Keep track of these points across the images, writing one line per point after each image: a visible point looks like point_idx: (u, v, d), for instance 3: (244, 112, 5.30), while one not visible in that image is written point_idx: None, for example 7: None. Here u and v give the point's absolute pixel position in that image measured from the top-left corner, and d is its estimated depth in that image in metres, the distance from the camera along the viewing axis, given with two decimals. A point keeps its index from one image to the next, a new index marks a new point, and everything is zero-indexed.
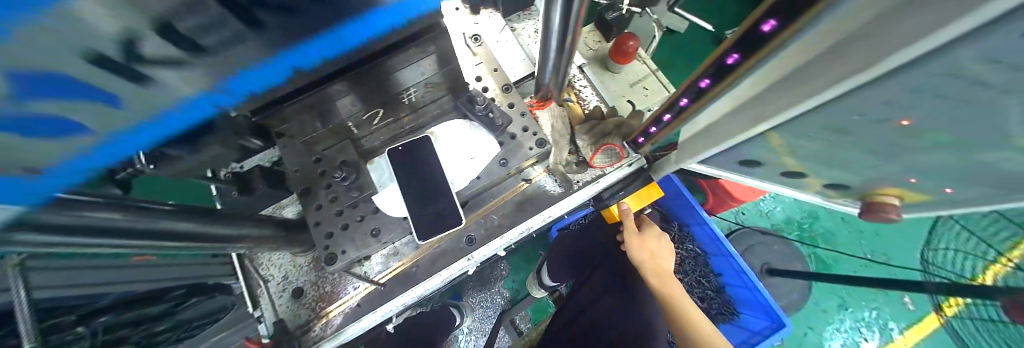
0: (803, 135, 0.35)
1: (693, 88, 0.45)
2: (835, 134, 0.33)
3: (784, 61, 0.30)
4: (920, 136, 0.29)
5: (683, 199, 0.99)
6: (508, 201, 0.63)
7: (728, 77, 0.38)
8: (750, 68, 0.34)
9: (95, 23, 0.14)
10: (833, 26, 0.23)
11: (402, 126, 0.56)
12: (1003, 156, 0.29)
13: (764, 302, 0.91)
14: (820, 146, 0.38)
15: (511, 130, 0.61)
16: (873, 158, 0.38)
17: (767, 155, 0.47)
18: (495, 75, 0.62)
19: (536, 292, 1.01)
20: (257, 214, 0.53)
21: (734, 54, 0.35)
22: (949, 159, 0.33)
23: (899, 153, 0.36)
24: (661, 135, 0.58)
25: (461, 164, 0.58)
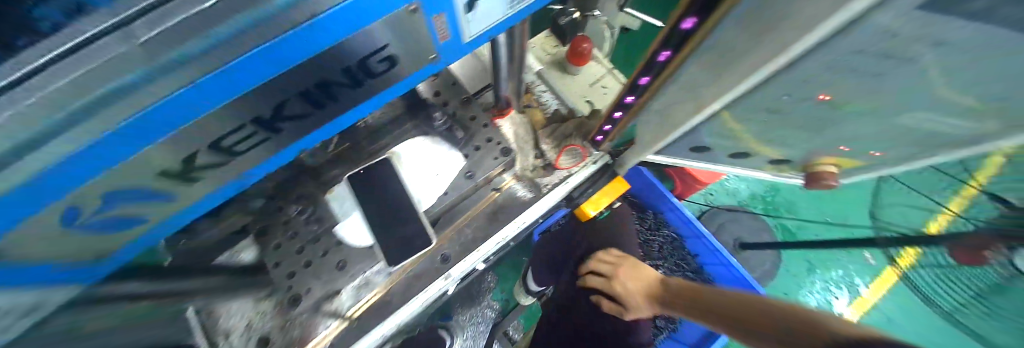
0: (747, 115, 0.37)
1: (636, 85, 0.48)
2: (772, 113, 0.35)
3: (705, 57, 0.32)
4: (844, 109, 0.31)
5: (653, 188, 1.03)
6: (479, 213, 0.62)
7: (661, 75, 0.41)
8: (679, 63, 0.36)
9: (170, 142, 0.22)
10: (738, 23, 0.25)
11: (360, 151, 0.56)
12: (916, 122, 0.32)
13: (740, 276, 0.95)
14: (763, 124, 0.40)
15: (475, 141, 0.60)
16: (806, 134, 0.41)
17: (720, 138, 0.49)
18: (454, 88, 0.61)
19: (524, 299, 1.00)
20: (213, 263, 0.51)
21: (664, 52, 0.37)
22: (875, 128, 0.36)
23: (828, 129, 0.39)
24: (616, 132, 0.60)
25: (427, 182, 0.57)
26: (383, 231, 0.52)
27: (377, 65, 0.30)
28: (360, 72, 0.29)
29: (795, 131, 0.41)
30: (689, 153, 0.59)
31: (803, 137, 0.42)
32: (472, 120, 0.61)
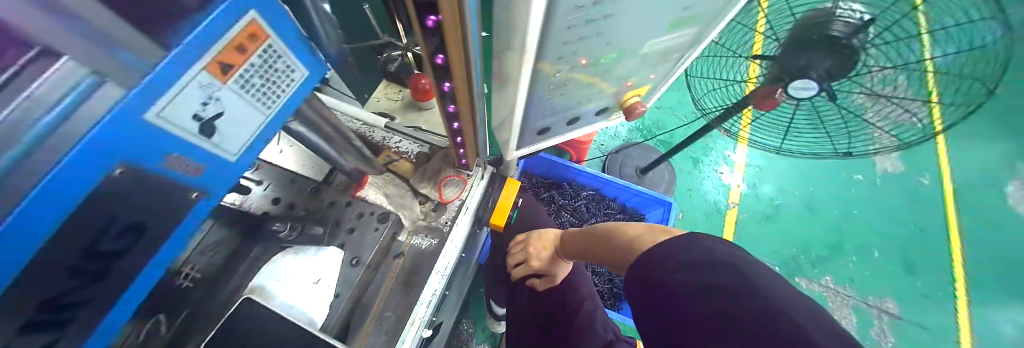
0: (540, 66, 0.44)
1: (449, 113, 0.52)
2: (551, 58, 0.44)
3: (468, 66, 0.39)
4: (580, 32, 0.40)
5: (557, 164, 1.14)
6: (390, 289, 0.57)
7: (461, 96, 0.46)
8: (461, 85, 0.43)
9: None
10: (452, 29, 0.31)
11: (217, 304, 0.48)
12: (632, 22, 0.43)
13: (651, 196, 1.09)
14: (559, 70, 0.48)
15: (347, 223, 0.59)
16: (585, 79, 0.54)
17: (550, 101, 0.56)
18: (295, 186, 0.59)
19: (500, 326, 0.97)
20: None
21: (444, 83, 0.44)
22: (621, 39, 0.46)
23: (591, 71, 0.52)
24: (471, 152, 0.62)
25: (307, 295, 0.50)
26: None
27: (118, 243, 0.26)
28: (96, 262, 0.25)
29: (578, 80, 0.53)
30: (538, 138, 0.68)
31: (586, 81, 0.55)
32: (331, 205, 0.60)
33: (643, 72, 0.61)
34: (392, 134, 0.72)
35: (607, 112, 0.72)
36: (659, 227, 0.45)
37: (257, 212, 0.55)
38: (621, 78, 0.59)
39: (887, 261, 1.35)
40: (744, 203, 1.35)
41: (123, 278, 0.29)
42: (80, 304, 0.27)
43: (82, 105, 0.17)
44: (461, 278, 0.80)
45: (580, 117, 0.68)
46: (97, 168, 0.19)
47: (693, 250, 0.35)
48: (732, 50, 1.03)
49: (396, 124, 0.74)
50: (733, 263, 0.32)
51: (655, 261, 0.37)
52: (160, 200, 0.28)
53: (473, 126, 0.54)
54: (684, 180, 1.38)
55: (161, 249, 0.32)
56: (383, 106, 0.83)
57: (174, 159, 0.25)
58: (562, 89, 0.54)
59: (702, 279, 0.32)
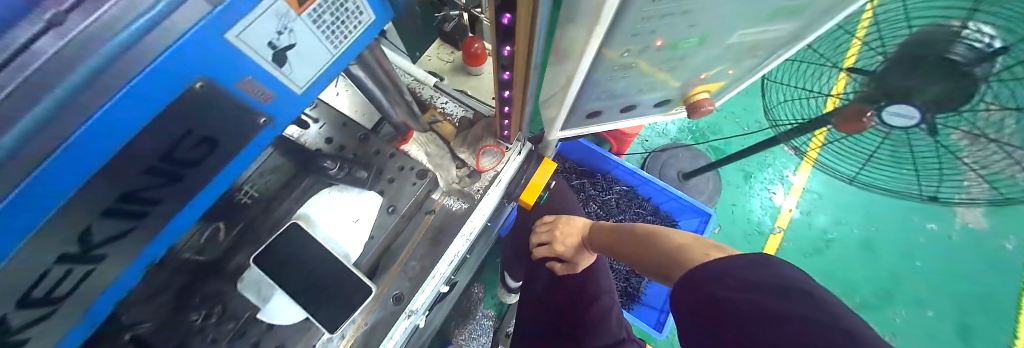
0: (614, 43, 0.39)
1: (502, 81, 0.50)
2: (630, 36, 0.39)
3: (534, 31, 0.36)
4: (667, 9, 0.35)
5: (594, 153, 1.10)
6: (419, 241, 0.60)
7: (518, 63, 0.44)
8: (522, 51, 0.41)
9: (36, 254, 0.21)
10: None
11: (267, 224, 0.53)
12: (728, 7, 0.37)
13: (689, 204, 1.04)
14: (631, 50, 0.43)
15: (388, 173, 0.60)
16: (652, 65, 0.49)
17: (609, 85, 0.53)
18: (345, 129, 0.60)
19: (509, 298, 1.01)
20: None
21: (505, 48, 0.41)
22: (709, 23, 0.40)
23: (664, 56, 0.47)
24: (515, 124, 0.61)
25: (347, 231, 0.55)
26: (322, 297, 0.48)
27: (192, 151, 0.28)
28: (172, 166, 0.27)
29: (646, 65, 0.49)
30: (586, 122, 0.66)
31: (655, 67, 0.50)
32: (376, 154, 0.60)
33: (715, 67, 0.55)
34: (440, 94, 0.73)
35: (666, 104, 0.66)
36: (707, 241, 0.43)
37: (313, 145, 0.58)
38: (694, 67, 0.53)
39: (944, 325, 1.19)
40: (790, 231, 1.24)
41: (193, 184, 0.32)
42: (156, 201, 0.30)
43: (171, 14, 0.16)
44: (482, 244, 0.82)
45: (636, 106, 0.64)
46: (180, 77, 0.20)
47: (761, 271, 0.32)
48: (825, 57, 0.89)
49: (445, 84, 0.75)
50: (809, 292, 0.29)
51: (712, 278, 0.35)
52: (228, 123, 0.29)
53: (524, 97, 0.52)
54: (730, 194, 1.27)
55: (227, 164, 0.34)
56: (433, 66, 0.87)
57: (247, 82, 0.27)
58: (627, 72, 0.50)
59: (761, 303, 0.30)
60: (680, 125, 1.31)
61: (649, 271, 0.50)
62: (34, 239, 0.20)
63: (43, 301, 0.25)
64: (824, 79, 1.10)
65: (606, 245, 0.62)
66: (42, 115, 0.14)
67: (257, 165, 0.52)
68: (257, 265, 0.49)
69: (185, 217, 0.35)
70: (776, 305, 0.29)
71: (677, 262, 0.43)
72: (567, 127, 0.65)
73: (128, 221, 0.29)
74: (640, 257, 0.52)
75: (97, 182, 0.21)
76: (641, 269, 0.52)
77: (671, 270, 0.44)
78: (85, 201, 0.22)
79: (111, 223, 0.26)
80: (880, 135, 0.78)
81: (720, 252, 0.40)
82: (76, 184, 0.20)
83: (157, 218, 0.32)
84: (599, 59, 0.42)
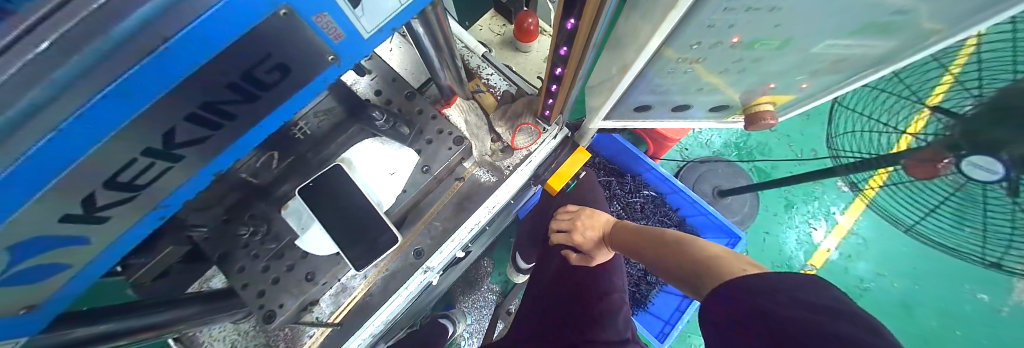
0: (686, 39, 0.37)
1: (560, 56, 0.48)
2: (705, 34, 0.37)
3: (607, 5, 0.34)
4: (758, 8, 0.32)
5: (627, 152, 1.07)
6: (446, 204, 0.63)
7: (578, 40, 0.42)
8: (585, 27, 0.39)
9: (133, 148, 0.24)
10: None
11: (310, 162, 0.56)
12: (828, 11, 0.33)
13: (718, 222, 1.00)
14: (701, 48, 0.41)
15: (427, 135, 0.61)
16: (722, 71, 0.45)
17: (668, 81, 0.50)
18: (394, 84, 0.62)
19: (516, 278, 1.04)
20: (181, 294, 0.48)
21: (570, 20, 0.40)
22: (799, 25, 0.36)
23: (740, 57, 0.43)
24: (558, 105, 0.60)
25: (383, 182, 0.58)
26: (352, 237, 0.52)
27: (268, 76, 0.30)
28: (249, 86, 0.29)
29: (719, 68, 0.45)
30: (635, 115, 0.64)
31: (720, 66, 0.47)
32: (419, 114, 0.62)
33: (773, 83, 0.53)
34: (487, 65, 0.73)
35: (724, 109, 0.63)
36: (743, 255, 0.42)
37: (366, 98, 0.60)
38: (766, 73, 0.49)
39: None
40: (824, 270, 1.16)
41: (267, 103, 0.33)
42: (233, 115, 0.31)
43: None
44: (501, 220, 0.84)
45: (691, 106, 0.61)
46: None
47: (818, 295, 0.31)
48: (910, 89, 0.80)
49: (494, 56, 0.75)
50: (870, 319, 0.28)
51: (759, 292, 0.33)
52: (305, 56, 0.31)
53: (575, 77, 0.51)
54: (764, 221, 1.21)
55: (295, 97, 0.36)
56: (484, 37, 0.88)
57: (323, 16, 0.27)
58: (692, 68, 0.47)
59: (815, 325, 0.28)
60: (726, 139, 1.29)
61: (674, 276, 0.49)
62: (131, 132, 0.22)
63: (125, 188, 0.27)
64: (901, 114, 0.99)
65: (629, 242, 0.62)
66: (142, 21, 0.14)
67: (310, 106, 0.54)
68: (300, 197, 0.53)
69: (252, 137, 0.36)
70: (833, 326, 0.27)
71: (711, 270, 0.42)
72: (611, 117, 0.63)
73: (205, 131, 0.30)
74: (665, 259, 0.51)
75: (188, 88, 0.23)
76: (663, 273, 0.52)
77: (703, 278, 0.43)
78: (177, 108, 0.24)
79: (193, 131, 0.28)
80: (952, 186, 0.71)
81: (760, 269, 0.38)
82: (168, 85, 0.21)
83: (227, 136, 0.33)
84: (665, 53, 0.40)
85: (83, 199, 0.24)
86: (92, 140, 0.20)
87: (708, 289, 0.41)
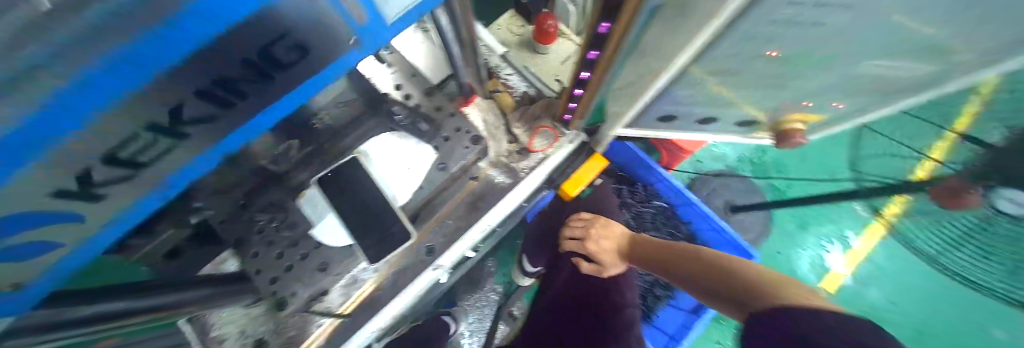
0: (722, 57, 0.36)
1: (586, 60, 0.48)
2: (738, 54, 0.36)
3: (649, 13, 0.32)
4: (807, 27, 0.30)
5: (641, 160, 1.05)
6: (459, 203, 0.63)
7: (610, 46, 0.41)
8: (619, 34, 0.38)
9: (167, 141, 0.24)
10: None
11: (327, 153, 0.56)
12: (881, 33, 0.31)
13: (730, 239, 0.98)
14: (736, 67, 0.39)
15: (444, 132, 0.60)
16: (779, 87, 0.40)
17: (696, 95, 0.49)
18: (414, 80, 0.62)
19: (522, 280, 1.03)
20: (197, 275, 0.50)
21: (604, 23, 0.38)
22: (846, 45, 0.35)
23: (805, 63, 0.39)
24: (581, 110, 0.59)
25: (400, 177, 0.58)
26: (366, 232, 0.52)
27: (287, 54, 0.23)
28: (266, 65, 0.23)
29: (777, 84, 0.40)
30: (659, 124, 0.62)
31: (746, 82, 0.46)
32: (437, 111, 0.61)
33: (809, 100, 0.51)
34: (506, 65, 0.74)
35: (750, 124, 0.61)
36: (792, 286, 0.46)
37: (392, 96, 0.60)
38: (792, 90, 0.48)
39: None
40: (837, 296, 1.12)
41: None
42: None
43: None
44: (511, 220, 0.80)
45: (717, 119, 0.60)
46: None
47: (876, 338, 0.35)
48: None
49: (512, 56, 0.76)
50: None
51: (818, 325, 0.37)
52: (323, 35, 0.24)
53: (602, 83, 0.50)
54: (777, 239, 1.18)
55: (308, 82, 0.29)
56: (502, 36, 0.87)
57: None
58: (719, 84, 0.46)
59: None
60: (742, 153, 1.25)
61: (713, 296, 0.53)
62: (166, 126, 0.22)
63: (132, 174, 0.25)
64: None
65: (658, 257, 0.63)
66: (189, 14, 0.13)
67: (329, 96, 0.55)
68: (318, 187, 0.52)
69: (266, 118, 0.29)
70: None
71: (760, 296, 0.46)
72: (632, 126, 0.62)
73: None
74: (703, 279, 0.55)
75: (198, 64, 0.18)
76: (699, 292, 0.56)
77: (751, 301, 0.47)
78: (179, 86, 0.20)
79: None
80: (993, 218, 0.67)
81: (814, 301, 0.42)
82: (176, 56, 0.17)
83: None
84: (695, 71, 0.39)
85: (115, 189, 0.24)
86: (75, 115, 0.16)
87: (756, 312, 0.45)
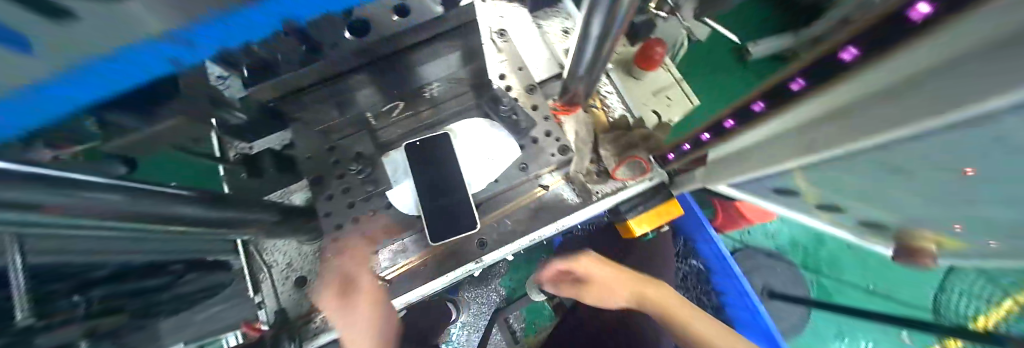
0: (874, 167, 0.34)
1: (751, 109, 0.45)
2: (896, 172, 0.33)
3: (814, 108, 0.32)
4: None
5: (692, 214, 0.97)
6: (523, 207, 0.62)
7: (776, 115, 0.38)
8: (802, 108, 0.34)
9: None
10: (851, 93, 0.24)
11: (420, 120, 0.57)
12: None
13: (765, 329, 0.89)
14: (891, 179, 0.36)
15: (533, 134, 0.59)
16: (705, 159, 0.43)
17: (810, 185, 0.47)
18: (519, 73, 0.60)
19: (535, 295, 1.09)
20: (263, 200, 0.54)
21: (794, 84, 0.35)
22: None
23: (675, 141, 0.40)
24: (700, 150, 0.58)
25: (480, 165, 0.57)
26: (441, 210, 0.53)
27: None
28: None
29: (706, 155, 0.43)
30: (768, 193, 0.57)
31: (863, 191, 0.43)
32: (533, 109, 0.59)
33: (966, 228, 0.43)
34: (608, 82, 0.71)
35: (870, 225, 0.55)
36: None
37: (495, 86, 0.59)
38: (911, 213, 0.44)
39: None
40: None
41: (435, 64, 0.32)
42: None
43: None
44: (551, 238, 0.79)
45: (837, 210, 0.54)
46: None
47: None
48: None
49: (615, 76, 0.72)
50: None
51: None
52: None
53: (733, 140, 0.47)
54: (812, 339, 1.12)
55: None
56: None
57: None
58: (840, 184, 0.43)
59: None
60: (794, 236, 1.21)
61: None
62: None
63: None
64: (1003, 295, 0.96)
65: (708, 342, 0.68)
66: None
67: (445, 69, 0.49)
68: (409, 150, 0.54)
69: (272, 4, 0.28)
70: None
71: None
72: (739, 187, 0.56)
73: None
74: None
75: None
76: None
77: None
78: None
79: None
80: None
81: None
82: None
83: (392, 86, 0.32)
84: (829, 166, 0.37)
85: None
86: None
87: None
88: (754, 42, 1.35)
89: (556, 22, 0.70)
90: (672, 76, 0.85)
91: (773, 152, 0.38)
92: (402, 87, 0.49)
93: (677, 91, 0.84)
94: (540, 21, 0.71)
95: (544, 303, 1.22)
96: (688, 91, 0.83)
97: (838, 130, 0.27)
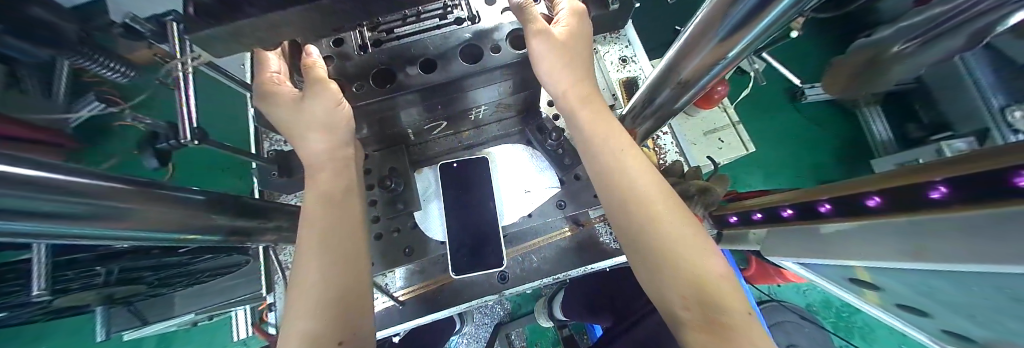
0: (983, 293, 0.29)
1: (811, 209, 0.41)
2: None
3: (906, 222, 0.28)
4: None
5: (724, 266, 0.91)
6: (551, 244, 0.58)
7: (857, 218, 0.33)
8: (883, 221, 0.30)
9: None
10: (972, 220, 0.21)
11: (460, 139, 0.57)
12: None
13: None
14: (1000, 310, 0.30)
15: (577, 170, 0.54)
16: (599, 112, 0.42)
17: (886, 281, 0.41)
18: None
19: (543, 319, 1.08)
20: (280, 208, 0.52)
21: (876, 197, 0.31)
22: None
23: (547, 49, 0.37)
24: (763, 225, 0.51)
25: (517, 197, 0.55)
26: (471, 239, 0.49)
27: None
28: None
29: (575, 91, 0.41)
30: (842, 279, 0.51)
31: (961, 308, 0.35)
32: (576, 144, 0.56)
33: None
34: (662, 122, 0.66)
35: (959, 338, 0.47)
36: None
37: (543, 112, 0.58)
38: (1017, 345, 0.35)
39: None
40: None
41: None
42: None
43: None
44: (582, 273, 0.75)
45: (923, 314, 0.46)
46: None
47: None
48: None
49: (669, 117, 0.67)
50: None
51: None
52: None
53: (802, 221, 0.43)
54: None
55: None
56: None
57: None
58: (922, 290, 0.37)
59: None
60: (827, 297, 1.17)
61: None
62: None
63: None
64: None
65: None
66: None
67: (492, 95, 0.46)
68: (445, 168, 0.53)
69: None
70: None
71: None
72: (807, 265, 0.51)
73: None
74: None
75: None
76: None
77: None
78: None
79: None
80: None
81: None
82: None
83: None
84: (920, 274, 0.32)
85: None
86: None
87: None
88: (810, 84, 1.29)
89: (615, 49, 0.66)
90: (729, 117, 0.82)
91: (872, 249, 0.34)
92: (449, 109, 0.47)
93: (730, 133, 0.81)
94: (597, 46, 0.67)
95: (549, 326, 1.17)
96: (743, 136, 0.80)
97: (959, 250, 0.24)
